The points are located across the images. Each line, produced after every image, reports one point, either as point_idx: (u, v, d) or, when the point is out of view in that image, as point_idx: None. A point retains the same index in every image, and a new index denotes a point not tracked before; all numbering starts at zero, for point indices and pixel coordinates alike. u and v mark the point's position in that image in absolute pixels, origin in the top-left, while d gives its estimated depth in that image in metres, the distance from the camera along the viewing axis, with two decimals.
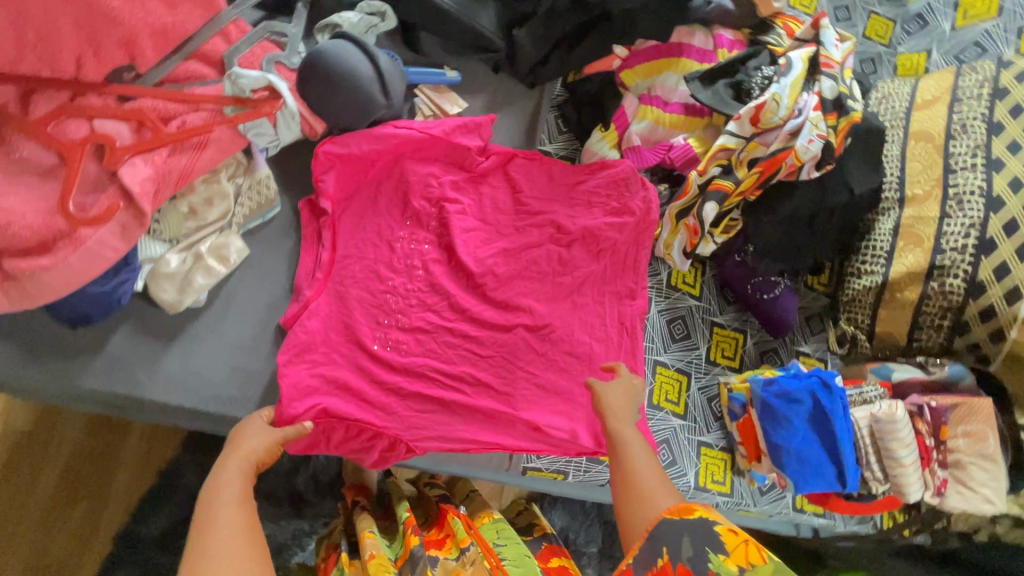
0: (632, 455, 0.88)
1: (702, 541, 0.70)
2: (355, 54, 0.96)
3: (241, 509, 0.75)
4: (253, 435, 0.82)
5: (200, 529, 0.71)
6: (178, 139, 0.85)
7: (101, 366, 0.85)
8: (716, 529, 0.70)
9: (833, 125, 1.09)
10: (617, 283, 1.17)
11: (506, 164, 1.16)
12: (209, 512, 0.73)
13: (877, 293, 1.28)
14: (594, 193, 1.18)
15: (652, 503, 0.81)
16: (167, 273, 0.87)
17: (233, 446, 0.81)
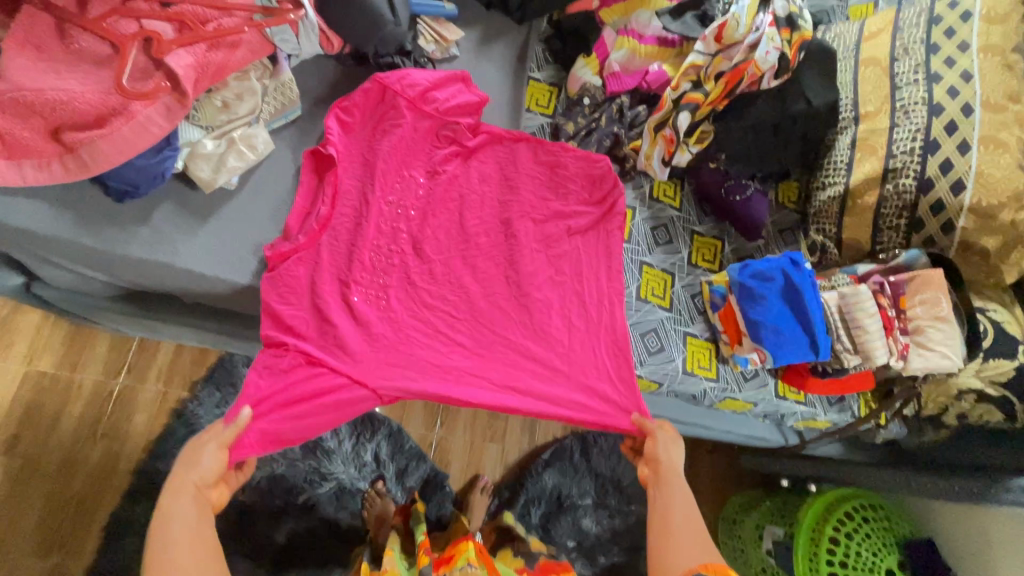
0: (666, 520, 0.95)
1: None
2: None
3: (195, 541, 0.79)
4: (204, 459, 0.85)
5: (156, 558, 0.77)
6: (215, 37, 0.97)
7: (146, 236, 0.96)
8: None
9: (788, 39, 1.24)
10: (591, 266, 1.22)
11: (496, 143, 1.26)
12: (160, 546, 0.78)
13: (841, 201, 1.41)
14: (572, 176, 1.27)
15: (678, 564, 0.88)
16: (204, 153, 0.98)
17: (186, 469, 0.84)
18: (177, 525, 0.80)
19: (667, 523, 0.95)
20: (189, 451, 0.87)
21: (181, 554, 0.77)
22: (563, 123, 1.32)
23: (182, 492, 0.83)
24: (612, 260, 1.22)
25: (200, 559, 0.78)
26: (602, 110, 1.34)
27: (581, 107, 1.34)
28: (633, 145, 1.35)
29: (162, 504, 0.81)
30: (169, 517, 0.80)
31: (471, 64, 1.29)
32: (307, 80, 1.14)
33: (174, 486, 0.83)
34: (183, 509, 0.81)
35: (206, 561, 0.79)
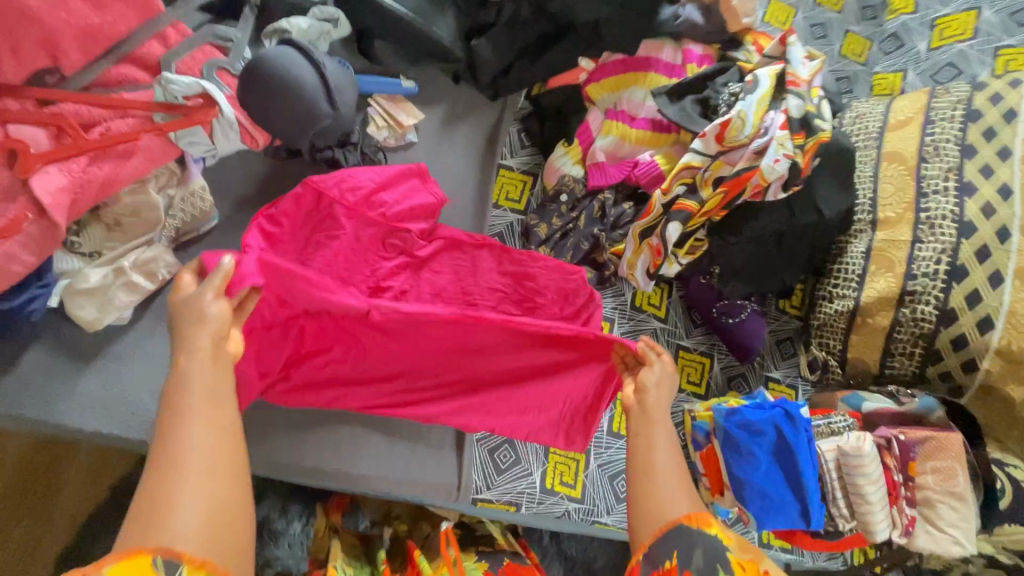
0: (654, 463, 0.73)
1: (711, 554, 0.63)
2: (299, 62, 0.91)
3: (209, 431, 0.59)
4: (214, 323, 0.66)
5: (172, 409, 0.59)
6: (101, 147, 0.80)
7: (10, 387, 0.80)
8: (728, 555, 0.63)
9: (800, 145, 1.05)
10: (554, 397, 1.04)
11: (455, 249, 1.09)
12: (174, 399, 0.60)
13: (848, 318, 1.24)
14: (542, 285, 1.09)
15: (666, 515, 0.68)
16: (84, 289, 0.81)
17: (190, 325, 0.66)
18: (190, 404, 0.60)
19: (659, 467, 0.72)
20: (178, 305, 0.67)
21: (194, 425, 0.58)
22: (535, 223, 1.14)
23: (192, 334, 0.65)
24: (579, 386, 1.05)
25: (208, 469, 0.56)
26: (581, 207, 1.16)
27: (557, 205, 1.15)
28: (615, 249, 1.17)
29: (162, 426, 0.58)
30: (197, 338, 0.65)
31: (431, 150, 1.11)
32: (230, 178, 0.97)
33: (192, 333, 0.65)
34: (202, 375, 0.62)
35: (214, 443, 0.58)
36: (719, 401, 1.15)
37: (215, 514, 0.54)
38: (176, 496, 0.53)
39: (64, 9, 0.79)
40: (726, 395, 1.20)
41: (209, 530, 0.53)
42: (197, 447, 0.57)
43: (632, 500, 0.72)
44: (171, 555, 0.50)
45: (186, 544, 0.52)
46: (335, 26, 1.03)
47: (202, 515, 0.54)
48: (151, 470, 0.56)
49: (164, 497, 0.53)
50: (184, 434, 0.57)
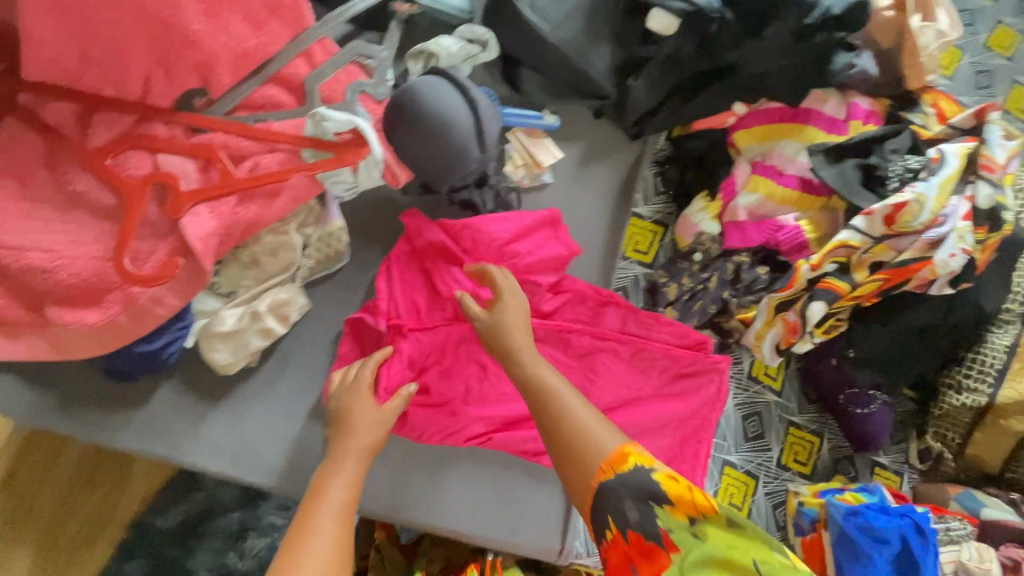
0: (558, 397, 0.75)
1: (643, 497, 0.66)
2: (455, 101, 0.84)
3: (340, 525, 0.69)
4: (365, 427, 0.78)
5: (312, 507, 0.71)
6: (250, 186, 0.73)
7: (142, 423, 0.78)
8: (653, 475, 0.67)
9: (981, 240, 0.95)
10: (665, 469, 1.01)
11: (578, 302, 1.02)
12: (322, 492, 0.72)
13: (977, 413, 1.15)
14: (659, 356, 1.03)
15: (596, 451, 0.70)
16: (220, 332, 0.77)
17: (347, 429, 0.78)
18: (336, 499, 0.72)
19: (555, 389, 0.75)
20: (341, 400, 0.81)
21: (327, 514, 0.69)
22: (663, 282, 1.09)
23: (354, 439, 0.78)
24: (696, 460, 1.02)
25: (331, 557, 0.66)
26: (714, 268, 1.08)
27: (689, 263, 1.09)
28: (742, 315, 1.09)
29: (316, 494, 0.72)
30: (351, 453, 0.77)
31: (565, 193, 1.03)
32: (363, 213, 0.91)
33: (347, 436, 0.78)
34: (352, 477, 0.75)
35: (337, 544, 0.67)
36: (830, 489, 1.10)
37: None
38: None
39: (223, 31, 0.72)
40: (835, 481, 1.14)
41: None
42: (320, 551, 0.66)
43: (545, 434, 0.74)
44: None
45: None
46: (484, 48, 0.93)
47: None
48: (288, 543, 0.66)
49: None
50: (317, 527, 0.68)
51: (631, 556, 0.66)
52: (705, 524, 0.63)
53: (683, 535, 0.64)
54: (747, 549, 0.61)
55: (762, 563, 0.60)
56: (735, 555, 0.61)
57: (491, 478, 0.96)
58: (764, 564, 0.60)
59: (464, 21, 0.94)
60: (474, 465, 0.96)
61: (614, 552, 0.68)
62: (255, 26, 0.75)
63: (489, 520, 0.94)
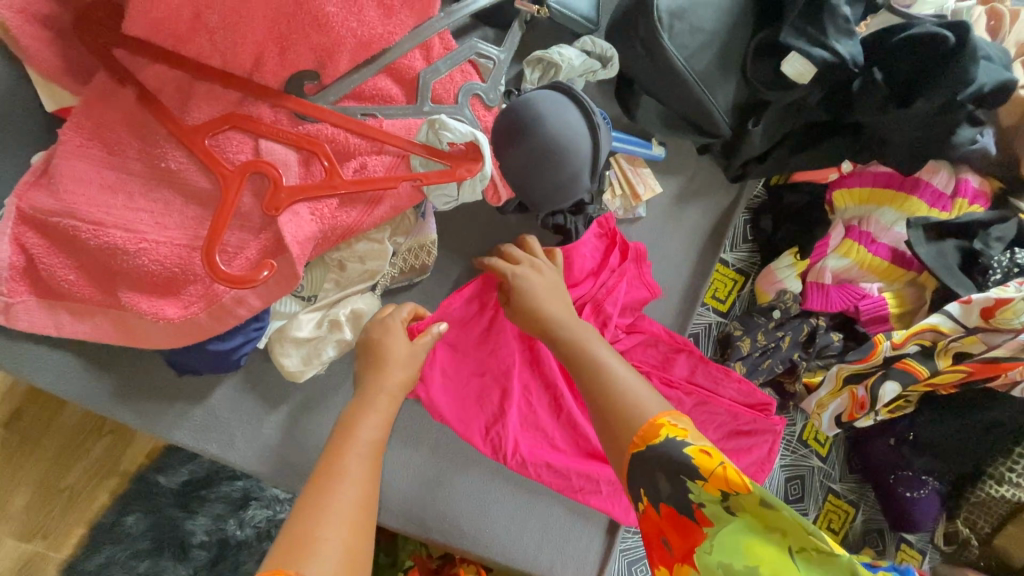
0: (601, 355, 0.68)
1: (675, 471, 0.56)
2: (576, 123, 0.77)
3: (366, 469, 0.61)
4: (395, 363, 0.70)
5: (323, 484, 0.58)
6: (353, 191, 0.68)
7: (198, 419, 0.73)
8: (688, 450, 0.57)
9: None
10: None
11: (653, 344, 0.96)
12: (350, 432, 0.64)
13: (1013, 508, 1.14)
14: (720, 412, 0.96)
15: (628, 417, 0.61)
16: (297, 337, 0.72)
17: (373, 367, 0.69)
18: (366, 437, 0.64)
19: (605, 361, 0.67)
20: (375, 331, 0.72)
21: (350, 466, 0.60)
22: (738, 335, 1.05)
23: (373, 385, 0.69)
24: None
25: (357, 507, 0.58)
26: (789, 327, 1.04)
27: (766, 318, 1.05)
28: (809, 378, 1.09)
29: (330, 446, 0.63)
30: (384, 390, 0.68)
31: (656, 231, 0.98)
32: (451, 224, 0.86)
33: (375, 370, 0.69)
34: (378, 415, 0.66)
35: (365, 489, 0.60)
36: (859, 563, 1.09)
37: (356, 551, 0.54)
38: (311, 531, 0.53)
39: (355, 17, 0.66)
40: (863, 553, 1.13)
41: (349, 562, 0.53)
42: (352, 496, 0.58)
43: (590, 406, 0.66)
44: None
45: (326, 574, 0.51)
46: (604, 65, 0.88)
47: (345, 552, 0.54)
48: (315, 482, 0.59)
49: (317, 528, 0.54)
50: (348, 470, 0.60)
51: (664, 528, 0.59)
52: (740, 500, 0.54)
53: (716, 511, 0.55)
54: (788, 531, 0.52)
55: (798, 551, 0.52)
56: (767, 536, 0.53)
57: (522, 509, 0.92)
58: (799, 554, 0.52)
59: (588, 31, 0.87)
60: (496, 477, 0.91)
61: (649, 521, 0.61)
62: (385, 13, 0.69)
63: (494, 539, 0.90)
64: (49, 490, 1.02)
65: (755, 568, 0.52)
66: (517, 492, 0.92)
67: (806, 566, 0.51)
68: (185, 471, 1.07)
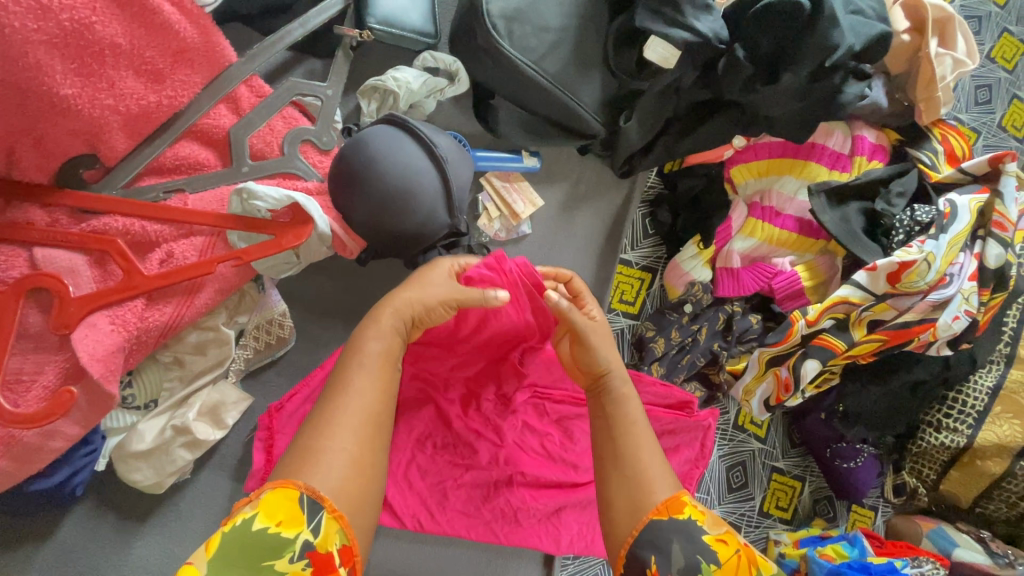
0: (630, 422, 0.62)
1: (692, 551, 0.54)
2: (418, 160, 0.71)
3: (379, 380, 0.55)
4: (435, 290, 0.63)
5: (336, 396, 0.53)
6: (162, 284, 0.60)
7: (52, 556, 0.65)
8: (705, 537, 0.55)
9: (985, 302, 0.90)
10: None
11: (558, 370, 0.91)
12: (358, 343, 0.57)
13: (953, 454, 1.14)
14: None
15: (645, 494, 0.57)
16: (138, 452, 0.64)
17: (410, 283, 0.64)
18: (375, 349, 0.57)
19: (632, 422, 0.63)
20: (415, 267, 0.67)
21: (358, 378, 0.54)
22: (651, 335, 1.00)
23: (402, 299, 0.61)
24: None
25: (369, 412, 0.53)
26: (704, 318, 1.00)
27: (678, 314, 1.00)
28: (732, 366, 1.03)
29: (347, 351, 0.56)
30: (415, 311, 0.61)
31: (546, 245, 0.92)
32: (311, 284, 0.77)
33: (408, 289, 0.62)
34: (390, 325, 0.59)
35: (382, 393, 0.55)
36: (811, 538, 1.08)
37: (362, 465, 0.50)
38: (320, 439, 0.49)
39: (106, 87, 0.56)
40: (814, 525, 1.12)
41: (356, 475, 0.49)
42: (363, 405, 0.52)
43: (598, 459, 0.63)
44: (314, 497, 0.47)
45: (328, 488, 0.47)
46: (451, 81, 0.80)
47: (341, 480, 0.48)
48: (325, 394, 0.54)
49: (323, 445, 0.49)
50: (352, 381, 0.53)
51: None
52: None
53: None
54: None
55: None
56: None
57: (448, 561, 0.87)
58: None
59: (427, 45, 0.78)
60: (418, 543, 0.87)
61: None
62: (153, 78, 0.59)
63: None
64: None
65: None
66: (448, 552, 0.88)
67: None
68: None
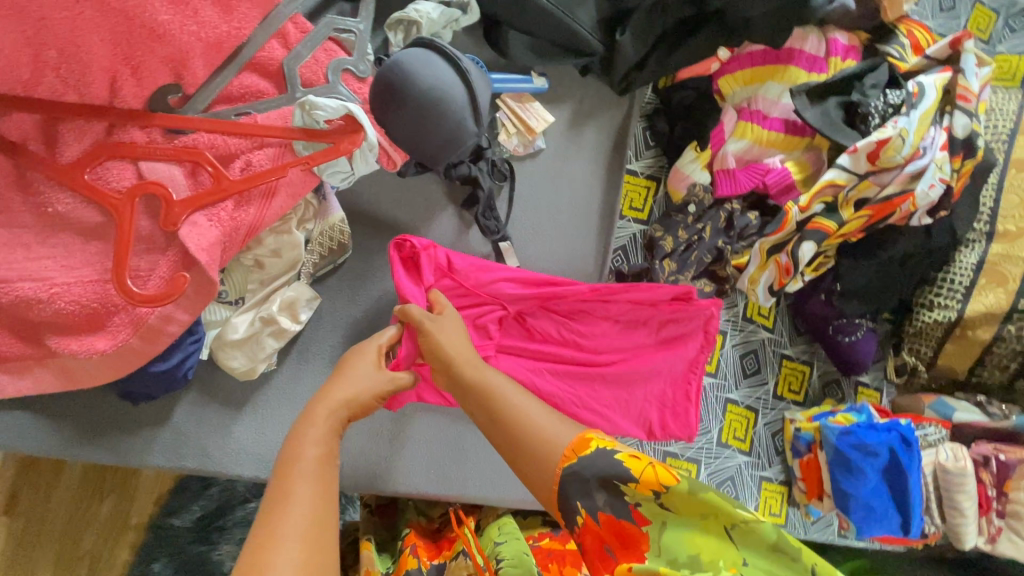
0: (512, 399, 0.68)
1: (607, 479, 0.61)
2: (446, 74, 0.80)
3: (314, 488, 0.57)
4: (357, 378, 0.70)
5: (269, 512, 0.54)
6: (244, 188, 0.70)
7: (168, 440, 0.77)
8: (617, 457, 0.61)
9: (957, 169, 1.01)
10: (664, 412, 0.99)
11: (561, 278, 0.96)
12: (295, 450, 0.61)
13: (947, 328, 1.24)
14: (646, 309, 0.99)
15: (550, 447, 0.64)
16: (234, 340, 0.75)
17: (334, 382, 0.69)
18: (311, 455, 0.61)
19: (504, 395, 0.69)
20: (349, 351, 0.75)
21: (299, 494, 0.56)
22: (660, 235, 1.10)
23: (318, 415, 0.65)
24: (684, 391, 0.99)
25: (317, 511, 0.56)
26: (707, 218, 1.10)
27: (683, 215, 1.10)
28: (736, 261, 1.12)
29: (277, 471, 0.58)
30: (327, 402, 0.66)
31: (558, 159, 1.02)
32: (358, 202, 0.88)
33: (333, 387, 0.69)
34: (318, 430, 0.64)
35: (323, 499, 0.57)
36: (822, 412, 1.19)
37: (314, 561, 0.52)
38: (271, 548, 0.51)
39: (191, 18, 0.65)
40: (824, 405, 1.23)
41: (307, 560, 0.51)
42: (303, 507, 0.55)
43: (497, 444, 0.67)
44: None
45: None
46: (465, 12, 0.89)
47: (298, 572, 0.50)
48: (251, 548, 0.51)
49: (272, 547, 0.51)
50: (293, 489, 0.56)
51: (606, 539, 0.62)
52: (671, 495, 0.59)
53: (652, 508, 0.60)
54: (718, 513, 0.58)
55: (733, 528, 0.58)
56: (705, 529, 0.58)
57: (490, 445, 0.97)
58: (734, 528, 0.58)
59: None
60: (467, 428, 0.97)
61: (588, 537, 0.63)
62: (224, 9, 0.68)
63: (491, 486, 0.96)
64: (69, 559, 1.04)
65: (698, 556, 0.57)
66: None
67: (749, 551, 0.57)
68: (196, 508, 1.09)
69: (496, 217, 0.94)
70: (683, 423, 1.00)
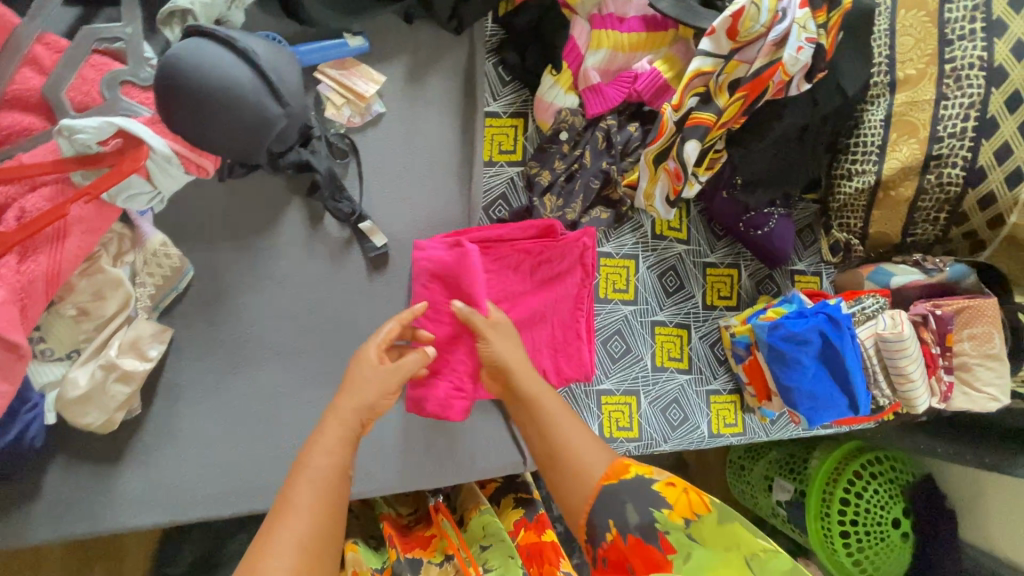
0: (562, 430, 0.74)
1: (643, 503, 0.64)
2: (223, 58, 0.72)
3: (326, 493, 0.61)
4: (367, 386, 0.72)
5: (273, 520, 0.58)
6: (26, 237, 0.65)
7: (50, 510, 0.74)
8: (654, 486, 0.66)
9: (823, 24, 0.92)
10: (557, 353, 1.00)
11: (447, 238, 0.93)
12: (303, 457, 0.64)
13: (869, 194, 1.13)
14: (509, 253, 0.97)
15: (587, 472, 0.70)
16: (78, 397, 0.70)
17: (345, 388, 0.72)
18: (322, 462, 0.64)
19: (557, 422, 0.75)
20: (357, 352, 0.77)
21: (305, 491, 0.60)
22: (537, 171, 1.03)
23: (328, 426, 0.68)
24: (574, 326, 1.00)
25: (319, 513, 0.59)
26: (584, 143, 1.03)
27: (558, 145, 1.02)
28: (628, 179, 1.06)
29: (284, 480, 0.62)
30: (340, 413, 0.69)
31: (403, 122, 0.96)
32: (191, 219, 0.83)
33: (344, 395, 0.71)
34: (334, 436, 0.67)
35: (329, 502, 0.61)
36: (754, 311, 1.14)
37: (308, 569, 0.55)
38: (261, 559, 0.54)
39: None
40: (758, 302, 1.19)
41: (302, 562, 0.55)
42: (303, 516, 0.58)
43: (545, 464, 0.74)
44: None
45: None
46: None
47: (299, 549, 0.56)
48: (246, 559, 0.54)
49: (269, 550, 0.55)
50: (296, 497, 0.59)
51: (628, 556, 0.64)
52: (701, 524, 0.61)
53: (680, 537, 0.61)
54: (740, 540, 0.58)
55: (753, 559, 0.57)
56: (727, 556, 0.58)
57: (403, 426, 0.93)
58: (754, 559, 0.57)
59: None
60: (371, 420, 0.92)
61: (612, 551, 0.65)
62: None
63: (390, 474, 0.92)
64: None
65: None
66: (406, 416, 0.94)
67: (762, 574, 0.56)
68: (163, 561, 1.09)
69: (347, 197, 0.89)
70: (577, 362, 1.00)
